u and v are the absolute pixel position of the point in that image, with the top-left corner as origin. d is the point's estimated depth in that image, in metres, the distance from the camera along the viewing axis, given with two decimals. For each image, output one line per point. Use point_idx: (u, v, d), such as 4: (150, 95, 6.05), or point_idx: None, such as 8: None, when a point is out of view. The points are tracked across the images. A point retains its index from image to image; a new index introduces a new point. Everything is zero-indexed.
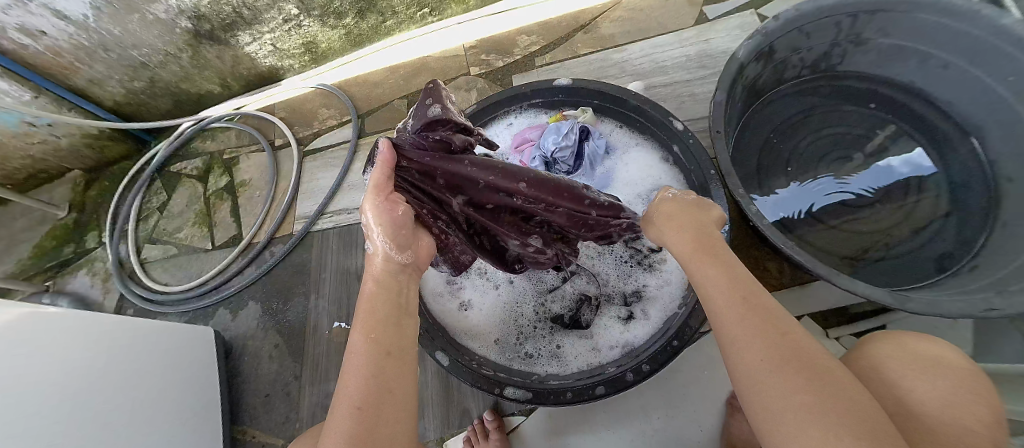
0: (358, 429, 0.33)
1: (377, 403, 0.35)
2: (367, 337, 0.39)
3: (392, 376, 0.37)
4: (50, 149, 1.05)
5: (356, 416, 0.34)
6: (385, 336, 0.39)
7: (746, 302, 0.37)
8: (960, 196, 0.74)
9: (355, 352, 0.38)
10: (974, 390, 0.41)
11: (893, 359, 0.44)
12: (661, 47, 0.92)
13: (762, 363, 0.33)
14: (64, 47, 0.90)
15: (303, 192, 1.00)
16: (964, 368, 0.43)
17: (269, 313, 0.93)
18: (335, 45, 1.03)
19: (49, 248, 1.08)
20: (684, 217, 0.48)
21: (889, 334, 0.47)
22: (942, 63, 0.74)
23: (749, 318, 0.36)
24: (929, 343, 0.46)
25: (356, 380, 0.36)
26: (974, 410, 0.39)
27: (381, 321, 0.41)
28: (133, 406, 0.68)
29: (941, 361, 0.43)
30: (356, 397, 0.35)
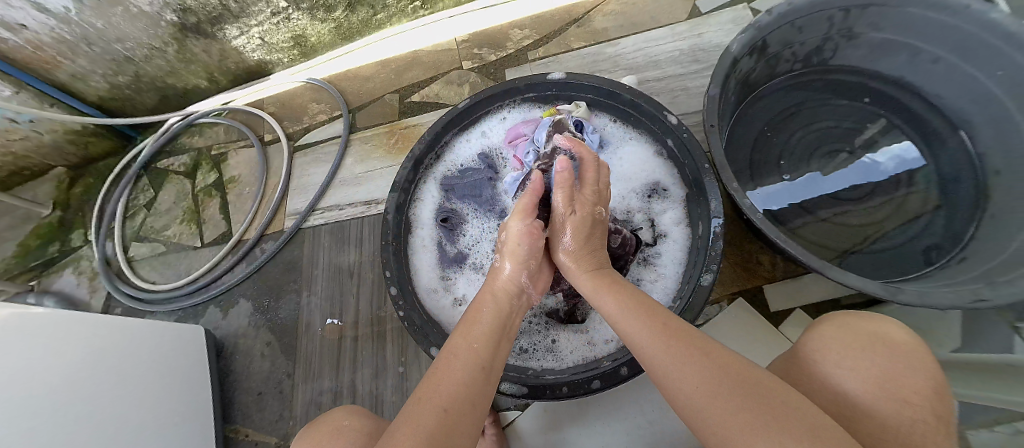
0: (438, 424, 0.34)
1: (458, 412, 0.35)
2: (470, 346, 0.42)
3: (479, 391, 0.38)
4: (33, 146, 1.03)
5: (443, 416, 0.35)
6: (481, 352, 0.42)
7: (667, 330, 0.41)
8: (949, 189, 0.75)
9: (453, 358, 0.40)
10: (916, 361, 0.41)
11: (831, 342, 0.44)
12: (655, 41, 0.91)
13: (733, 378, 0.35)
14: (46, 41, 0.88)
15: (293, 188, 0.99)
16: (904, 339, 0.43)
17: (260, 311, 0.92)
18: (325, 38, 1.02)
19: (34, 246, 1.06)
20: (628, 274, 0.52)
21: (834, 318, 0.47)
22: (932, 57, 0.75)
23: (670, 344, 0.39)
24: (870, 322, 0.45)
25: (451, 381, 0.38)
26: (912, 381, 0.40)
27: (480, 339, 0.43)
28: (129, 406, 0.68)
29: (883, 335, 0.43)
30: (444, 399, 0.36)
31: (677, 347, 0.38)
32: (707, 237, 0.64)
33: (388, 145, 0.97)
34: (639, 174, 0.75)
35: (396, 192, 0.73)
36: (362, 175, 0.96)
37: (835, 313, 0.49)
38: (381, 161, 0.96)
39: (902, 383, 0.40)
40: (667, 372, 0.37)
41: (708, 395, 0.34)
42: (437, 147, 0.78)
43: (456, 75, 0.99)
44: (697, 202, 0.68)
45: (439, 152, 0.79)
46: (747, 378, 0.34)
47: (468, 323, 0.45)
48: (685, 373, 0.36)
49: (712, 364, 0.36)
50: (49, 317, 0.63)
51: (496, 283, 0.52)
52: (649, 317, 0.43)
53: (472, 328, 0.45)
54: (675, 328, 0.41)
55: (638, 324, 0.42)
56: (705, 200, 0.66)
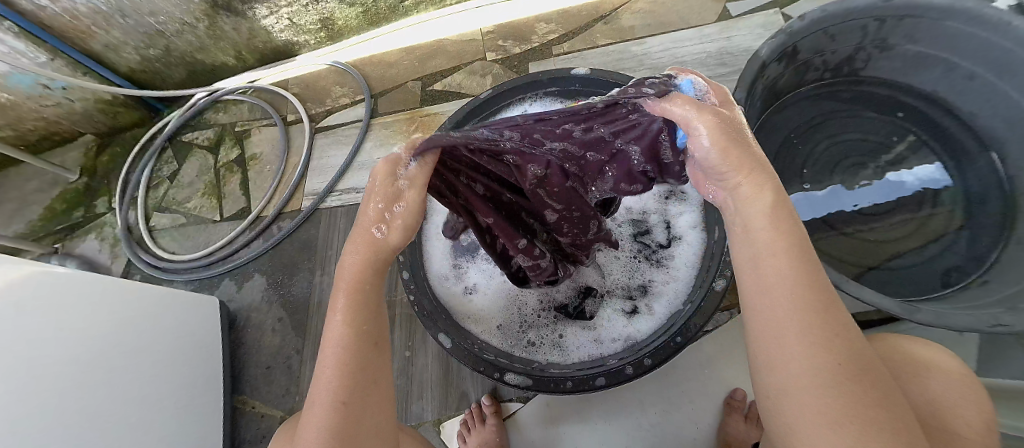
0: (335, 424, 0.32)
1: (360, 396, 0.34)
2: (357, 328, 0.35)
3: (373, 363, 0.35)
4: (64, 112, 1.06)
5: (339, 410, 0.33)
6: (371, 323, 0.36)
7: (824, 298, 0.28)
8: (976, 210, 0.73)
9: (333, 337, 0.35)
10: (968, 395, 0.41)
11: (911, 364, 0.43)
12: (682, 42, 0.90)
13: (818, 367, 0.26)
14: (81, 10, 0.90)
15: (313, 169, 1.01)
16: (956, 369, 0.43)
17: (273, 287, 0.93)
18: (351, 23, 1.02)
19: (60, 210, 1.09)
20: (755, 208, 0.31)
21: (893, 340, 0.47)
22: (968, 73, 0.73)
23: (818, 317, 0.27)
24: (919, 344, 0.45)
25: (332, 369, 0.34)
26: (965, 413, 0.39)
27: (368, 300, 0.36)
28: (144, 370, 0.70)
29: (934, 358, 0.43)
30: (338, 392, 0.33)
31: (823, 327, 0.27)
32: (722, 243, 0.63)
33: (407, 132, 0.98)
34: None
35: None
36: (381, 160, 0.97)
37: (883, 333, 0.49)
38: (400, 147, 0.97)
39: (953, 413, 0.39)
40: (788, 340, 0.27)
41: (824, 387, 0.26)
42: None
43: (479, 66, 0.99)
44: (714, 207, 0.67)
45: None
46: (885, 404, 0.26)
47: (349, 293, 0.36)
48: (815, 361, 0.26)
49: (853, 365, 0.26)
50: (82, 280, 0.66)
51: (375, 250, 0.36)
52: (806, 271, 0.29)
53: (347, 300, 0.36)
54: (832, 305, 0.28)
55: (780, 270, 0.29)
56: None
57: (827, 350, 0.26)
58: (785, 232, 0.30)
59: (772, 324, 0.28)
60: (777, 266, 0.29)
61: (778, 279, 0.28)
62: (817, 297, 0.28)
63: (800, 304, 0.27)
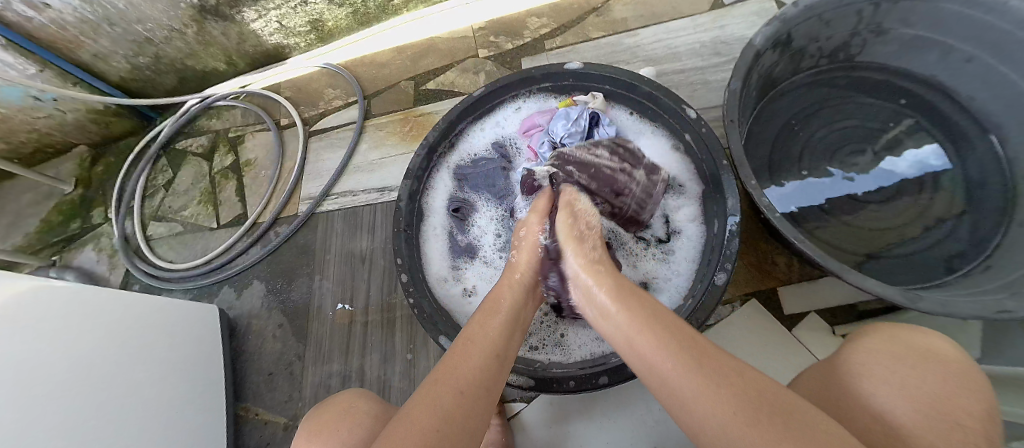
0: (454, 404, 0.35)
1: (477, 388, 0.37)
2: (487, 334, 0.43)
3: (492, 372, 0.39)
4: (56, 124, 1.05)
5: (459, 398, 0.36)
6: (499, 337, 0.43)
7: (687, 340, 0.38)
8: (976, 195, 0.73)
9: (473, 342, 0.41)
10: (969, 382, 0.39)
11: (884, 352, 0.42)
12: (675, 33, 0.89)
13: (712, 388, 0.33)
14: (69, 20, 0.89)
15: (308, 173, 1.00)
16: (948, 355, 0.41)
17: (273, 293, 0.93)
18: (341, 23, 1.01)
19: (57, 222, 1.09)
20: (626, 295, 0.45)
21: (886, 328, 0.46)
22: (966, 56, 0.72)
23: (687, 354, 0.36)
24: (920, 336, 0.44)
25: (470, 364, 0.39)
26: (966, 402, 0.37)
27: (503, 326, 0.44)
28: (148, 380, 0.71)
29: (921, 350, 0.41)
30: (460, 383, 0.37)
31: (691, 359, 0.35)
32: (721, 236, 0.63)
33: (401, 132, 0.97)
34: None
35: (409, 179, 0.73)
36: (375, 162, 0.96)
37: (876, 324, 0.48)
38: (394, 148, 0.97)
39: (952, 403, 0.37)
40: (674, 388, 0.35)
41: (716, 403, 0.32)
42: (450, 136, 0.77)
43: (471, 64, 0.98)
44: (713, 199, 0.66)
45: (453, 140, 0.78)
46: (770, 399, 0.32)
47: (486, 313, 0.46)
48: (700, 399, 0.33)
49: (719, 374, 0.34)
50: (92, 297, 0.68)
51: (517, 275, 0.52)
52: (660, 327, 0.40)
53: (489, 317, 0.45)
54: (698, 342, 0.38)
55: (647, 335, 0.39)
56: (722, 198, 0.64)
57: (699, 379, 0.34)
58: (638, 307, 0.43)
59: (660, 375, 0.36)
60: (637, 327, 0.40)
61: (643, 338, 0.39)
62: (664, 336, 0.39)
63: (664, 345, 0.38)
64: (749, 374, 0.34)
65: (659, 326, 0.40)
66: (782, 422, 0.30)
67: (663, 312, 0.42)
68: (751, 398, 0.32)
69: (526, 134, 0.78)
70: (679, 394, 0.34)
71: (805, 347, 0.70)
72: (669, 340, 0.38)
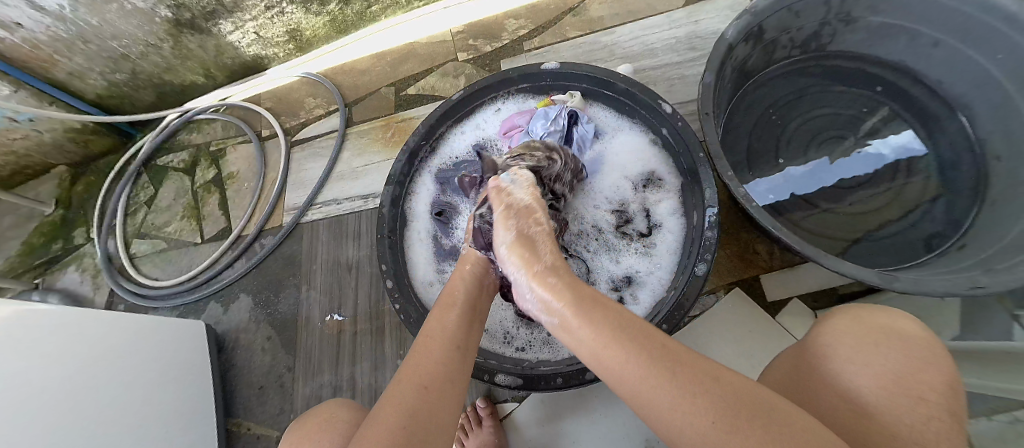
0: (410, 409, 0.35)
1: (440, 385, 0.38)
2: (444, 325, 0.45)
3: (457, 374, 0.40)
4: (34, 144, 1.04)
5: (422, 393, 0.37)
6: (458, 332, 0.44)
7: (649, 344, 0.36)
8: (950, 176, 0.74)
9: (429, 342, 0.42)
10: (930, 357, 0.40)
11: (848, 334, 0.42)
12: (651, 30, 0.90)
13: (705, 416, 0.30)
14: (41, 39, 0.88)
15: (291, 183, 0.99)
16: (915, 333, 0.42)
17: (261, 305, 0.92)
18: (319, 32, 1.01)
19: (38, 244, 1.08)
20: (587, 308, 0.40)
21: (849, 310, 0.46)
22: (933, 41, 0.73)
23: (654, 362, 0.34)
24: (881, 315, 0.45)
25: (427, 363, 0.40)
26: (928, 376, 0.38)
27: (457, 319, 0.46)
28: (138, 400, 0.70)
29: (884, 327, 0.42)
30: (424, 378, 0.38)
31: (659, 371, 0.33)
32: (701, 227, 0.63)
33: (383, 139, 0.97)
34: (634, 164, 0.75)
35: (390, 185, 0.73)
36: (359, 170, 0.96)
37: (847, 305, 0.48)
38: (377, 155, 0.96)
39: (915, 378, 0.38)
40: (644, 402, 0.33)
41: (703, 429, 0.30)
42: (431, 140, 0.78)
43: (451, 67, 0.98)
44: (691, 192, 0.67)
45: (434, 144, 0.79)
46: (750, 408, 0.30)
47: (443, 307, 0.47)
48: (676, 405, 0.31)
49: (714, 394, 0.31)
50: (79, 318, 0.67)
51: (467, 265, 0.54)
52: (625, 331, 0.37)
53: (445, 312, 0.47)
54: (665, 351, 0.35)
55: (614, 349, 0.36)
56: (700, 190, 0.65)
57: (679, 394, 0.31)
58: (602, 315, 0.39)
59: (634, 390, 0.34)
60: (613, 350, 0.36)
61: (610, 347, 0.37)
62: (644, 349, 0.35)
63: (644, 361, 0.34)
64: (717, 375, 0.33)
65: (623, 333, 0.37)
66: (767, 443, 0.28)
67: (625, 316, 0.39)
68: (728, 408, 0.30)
69: (505, 135, 0.77)
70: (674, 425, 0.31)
71: (789, 333, 0.71)
72: (639, 349, 0.35)
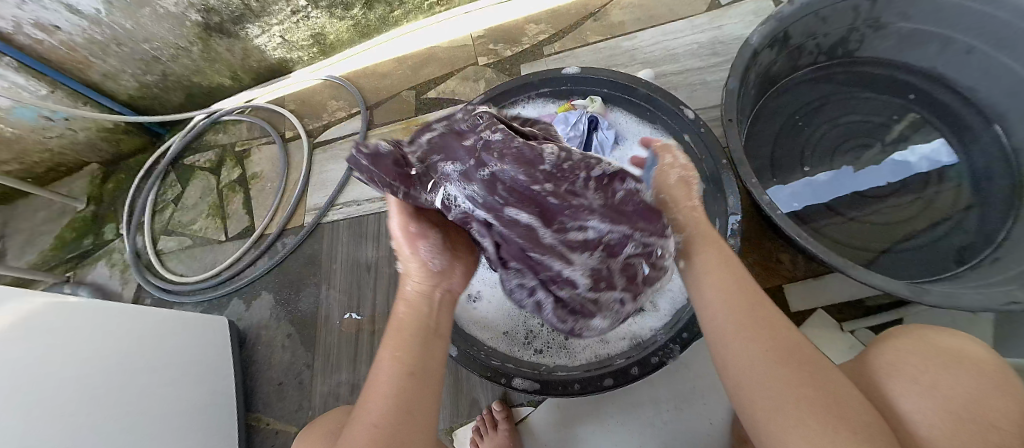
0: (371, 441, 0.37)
1: (398, 423, 0.38)
2: (392, 356, 0.43)
3: (412, 394, 0.41)
4: (68, 142, 1.08)
5: (373, 432, 0.37)
6: (408, 354, 0.43)
7: (753, 309, 0.41)
8: (982, 187, 0.72)
9: (382, 363, 0.43)
10: (998, 383, 0.39)
11: (914, 355, 0.41)
12: (673, 34, 0.90)
13: (760, 354, 0.38)
14: (79, 42, 0.92)
15: (313, 184, 1.01)
16: (980, 356, 0.41)
17: (281, 303, 0.94)
18: (343, 36, 1.03)
19: (70, 239, 1.11)
20: (719, 266, 0.46)
21: (911, 329, 0.45)
22: (965, 47, 0.72)
23: (743, 314, 0.41)
24: (947, 336, 0.43)
25: (376, 402, 0.40)
26: (999, 404, 0.37)
27: (409, 339, 0.44)
28: (160, 394, 0.71)
29: (948, 349, 0.41)
30: (373, 416, 0.39)
31: (752, 328, 0.40)
32: (723, 234, 0.63)
33: None
34: None
35: None
36: None
37: (902, 325, 0.47)
38: None
39: (984, 405, 0.37)
40: (726, 351, 0.40)
41: (750, 362, 0.38)
42: None
43: (471, 71, 0.99)
44: (713, 199, 0.66)
45: None
46: (798, 356, 0.37)
47: (400, 333, 0.45)
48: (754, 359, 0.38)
49: (777, 339, 0.39)
50: (103, 313, 0.69)
51: (410, 285, 0.50)
52: (742, 301, 0.42)
53: (396, 336, 0.45)
54: (765, 316, 0.41)
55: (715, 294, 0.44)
56: (722, 197, 0.65)
57: (762, 349, 0.38)
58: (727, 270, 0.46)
59: (716, 326, 0.42)
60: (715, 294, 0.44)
61: (707, 293, 0.45)
62: (736, 298, 0.43)
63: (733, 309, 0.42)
64: (802, 350, 0.38)
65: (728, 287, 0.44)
66: (800, 384, 0.35)
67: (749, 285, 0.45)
68: (796, 369, 0.36)
69: None
70: (728, 354, 0.40)
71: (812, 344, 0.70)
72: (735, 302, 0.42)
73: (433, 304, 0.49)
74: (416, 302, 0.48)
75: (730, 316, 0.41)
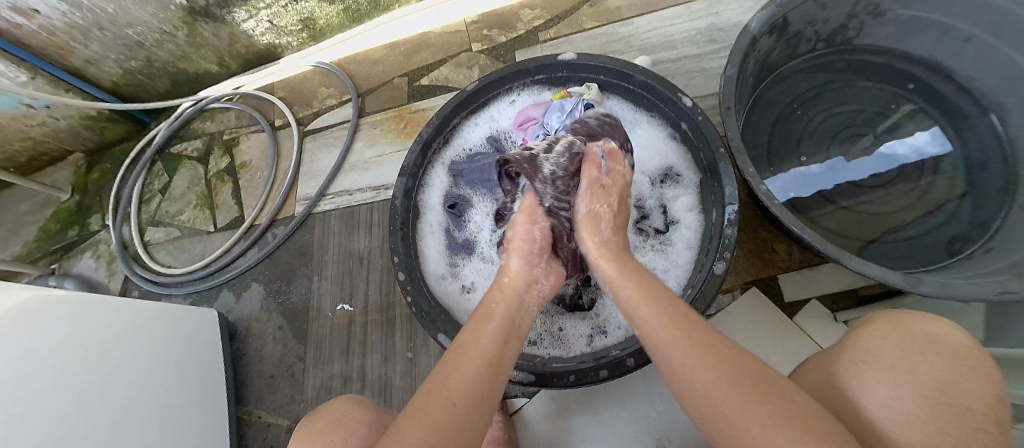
0: (448, 417, 0.35)
1: (469, 403, 0.37)
2: (480, 339, 0.43)
3: (489, 387, 0.39)
4: (50, 131, 1.05)
5: (451, 410, 0.36)
6: (493, 346, 0.43)
7: (681, 319, 0.40)
8: (978, 176, 0.72)
9: (472, 345, 0.42)
10: (977, 366, 0.37)
11: (888, 340, 0.40)
12: (670, 21, 0.88)
13: (717, 378, 0.34)
14: (58, 26, 0.89)
15: (303, 174, 0.99)
16: (958, 340, 0.39)
17: (272, 295, 0.93)
18: (333, 21, 1.00)
19: (55, 230, 1.09)
20: (639, 285, 0.45)
21: (886, 314, 0.44)
22: (965, 35, 0.71)
23: (680, 330, 0.39)
24: (922, 320, 0.42)
25: (461, 376, 0.39)
26: (973, 386, 0.36)
27: (494, 332, 0.44)
28: (151, 388, 0.70)
29: (926, 334, 0.40)
30: (454, 393, 0.37)
31: (682, 336, 0.38)
32: (720, 225, 0.62)
33: (396, 129, 0.96)
34: (651, 159, 0.73)
35: (403, 177, 0.73)
36: (371, 161, 0.96)
37: (881, 309, 0.46)
38: (389, 146, 0.96)
39: (960, 387, 0.36)
40: (671, 368, 0.37)
41: (710, 379, 0.34)
42: (444, 132, 0.77)
43: (465, 58, 0.97)
44: (710, 188, 0.66)
45: (447, 136, 0.78)
46: (759, 376, 0.34)
47: (481, 320, 0.46)
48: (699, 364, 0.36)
49: (725, 361, 0.35)
50: (93, 306, 0.67)
51: (505, 278, 0.51)
52: (659, 304, 0.42)
53: (483, 323, 0.45)
54: (696, 325, 0.39)
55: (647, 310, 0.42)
56: (718, 186, 0.64)
57: (699, 352, 0.36)
58: (644, 285, 0.45)
59: (658, 347, 0.39)
60: (649, 315, 0.41)
61: (643, 312, 0.42)
62: (674, 321, 0.40)
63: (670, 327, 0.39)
64: (740, 354, 0.36)
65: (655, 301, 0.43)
66: (766, 403, 0.31)
67: (667, 292, 0.44)
68: (734, 375, 0.34)
69: (520, 127, 0.76)
70: (687, 378, 0.36)
71: (805, 334, 0.70)
72: (675, 321, 0.40)
73: (523, 308, 0.49)
74: (506, 297, 0.49)
75: (672, 336, 0.39)
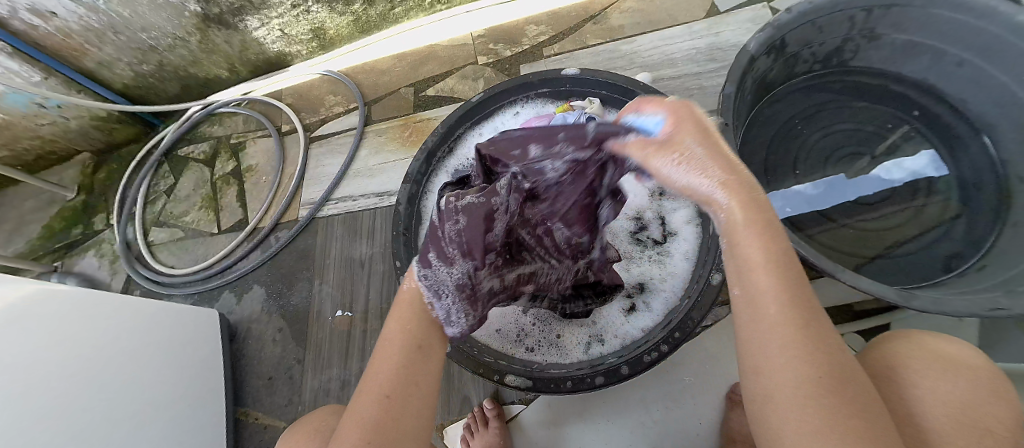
0: (379, 415, 0.36)
1: (403, 394, 0.37)
2: (402, 327, 0.42)
3: (419, 370, 0.39)
4: (60, 131, 1.06)
5: (383, 404, 0.37)
6: (418, 328, 0.42)
7: (806, 307, 0.32)
8: (970, 196, 0.73)
9: (389, 340, 0.41)
10: (993, 388, 0.39)
11: (920, 356, 0.41)
12: (671, 39, 0.91)
13: (803, 370, 0.30)
14: (74, 28, 0.91)
15: (309, 178, 1.01)
16: (978, 363, 0.41)
17: (274, 297, 0.93)
18: (343, 31, 1.03)
19: (58, 229, 1.10)
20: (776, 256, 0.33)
21: (910, 333, 0.45)
22: (957, 60, 0.73)
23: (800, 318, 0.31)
24: (946, 341, 0.43)
25: (383, 374, 0.38)
26: (993, 410, 0.38)
27: (416, 311, 0.43)
28: (148, 386, 0.70)
29: (950, 355, 0.41)
30: (381, 388, 0.38)
31: (797, 335, 0.30)
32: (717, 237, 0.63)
33: (401, 138, 0.98)
34: None
35: (408, 183, 0.74)
36: (375, 167, 0.97)
37: (898, 331, 0.47)
38: (394, 153, 0.98)
39: (982, 410, 0.37)
40: (764, 340, 0.32)
41: (802, 367, 0.30)
42: (449, 140, 0.78)
43: (471, 70, 1.00)
44: None
45: (452, 145, 0.79)
46: (840, 365, 0.30)
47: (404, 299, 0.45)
48: (791, 365, 0.30)
49: (831, 366, 0.30)
50: (92, 302, 0.68)
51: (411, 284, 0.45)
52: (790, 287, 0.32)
53: (401, 305, 0.44)
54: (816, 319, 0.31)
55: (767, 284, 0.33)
56: None
57: (805, 362, 0.30)
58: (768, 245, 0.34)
59: (754, 317, 0.33)
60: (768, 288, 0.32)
61: (757, 276, 0.33)
62: (796, 302, 0.32)
63: (785, 305, 0.31)
64: (847, 363, 0.31)
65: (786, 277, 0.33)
66: (851, 417, 0.28)
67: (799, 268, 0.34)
68: (836, 401, 0.29)
69: None
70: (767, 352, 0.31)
71: None
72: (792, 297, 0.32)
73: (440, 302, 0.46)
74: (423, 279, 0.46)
75: (776, 310, 0.32)
